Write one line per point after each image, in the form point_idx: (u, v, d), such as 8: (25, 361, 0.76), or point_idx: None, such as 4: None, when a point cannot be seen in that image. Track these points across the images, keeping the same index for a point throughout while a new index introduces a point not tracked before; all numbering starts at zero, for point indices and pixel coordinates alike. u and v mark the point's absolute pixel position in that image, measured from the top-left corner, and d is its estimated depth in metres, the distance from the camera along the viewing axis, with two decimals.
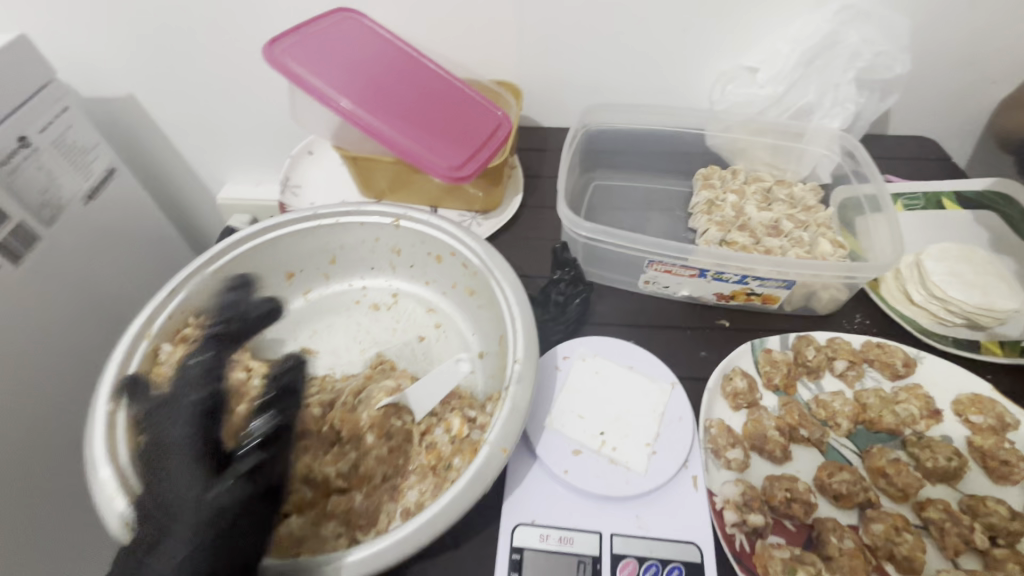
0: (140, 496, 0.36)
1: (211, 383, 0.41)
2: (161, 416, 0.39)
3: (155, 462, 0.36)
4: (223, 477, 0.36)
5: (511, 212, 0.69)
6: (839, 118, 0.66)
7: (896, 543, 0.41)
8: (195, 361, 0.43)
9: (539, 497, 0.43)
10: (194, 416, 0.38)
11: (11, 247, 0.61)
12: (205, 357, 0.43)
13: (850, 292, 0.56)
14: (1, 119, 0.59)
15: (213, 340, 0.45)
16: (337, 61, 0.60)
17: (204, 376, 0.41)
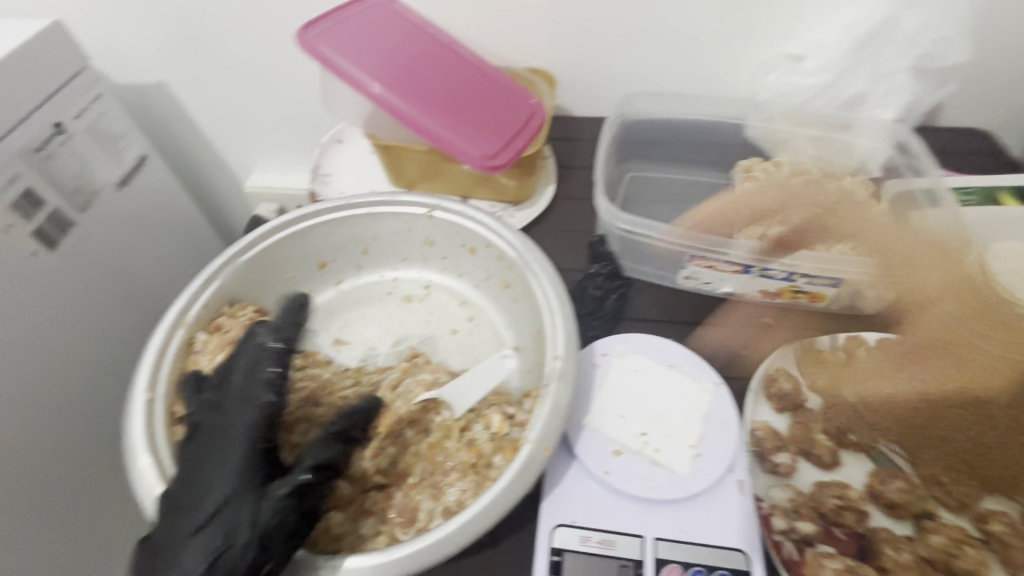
0: (196, 488, 0.38)
1: (274, 391, 0.43)
2: (234, 411, 0.42)
3: (219, 463, 0.40)
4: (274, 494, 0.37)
5: (544, 203, 0.67)
6: (892, 108, 0.64)
7: (956, 557, 0.39)
8: (265, 366, 0.44)
9: (580, 498, 0.42)
10: (258, 426, 0.40)
11: (48, 232, 0.61)
12: (274, 365, 0.44)
13: (903, 292, 0.53)
14: (37, 104, 0.59)
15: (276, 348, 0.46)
16: (371, 46, 0.59)
17: (268, 383, 0.43)
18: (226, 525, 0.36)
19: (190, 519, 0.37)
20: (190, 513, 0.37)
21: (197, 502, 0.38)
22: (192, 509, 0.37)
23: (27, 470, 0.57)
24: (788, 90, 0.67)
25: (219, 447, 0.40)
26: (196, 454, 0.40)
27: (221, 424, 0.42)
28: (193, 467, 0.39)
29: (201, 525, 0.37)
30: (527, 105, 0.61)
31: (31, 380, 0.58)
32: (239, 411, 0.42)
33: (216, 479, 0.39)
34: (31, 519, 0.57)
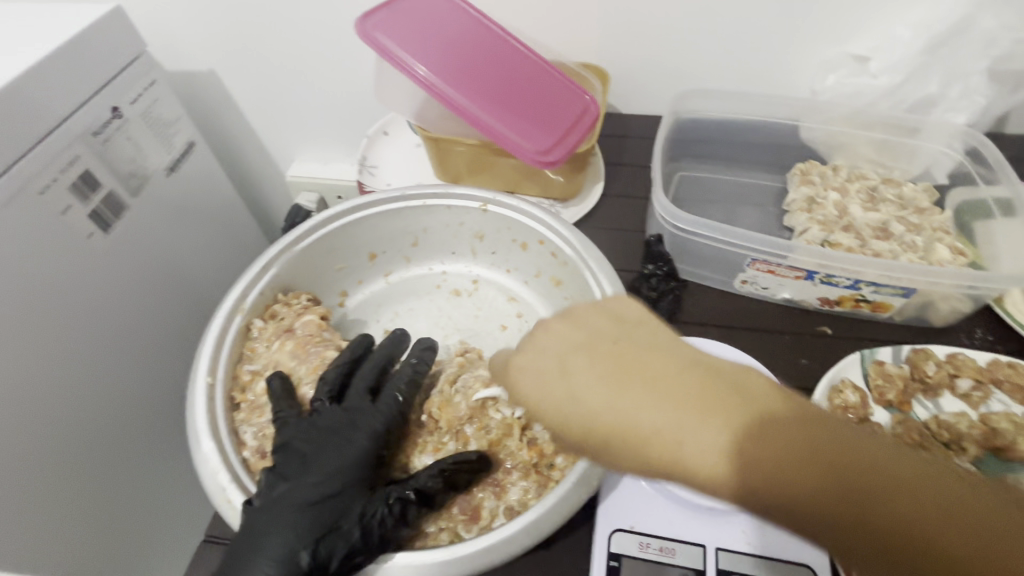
0: (300, 472, 0.40)
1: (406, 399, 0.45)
2: (358, 408, 0.44)
3: (339, 449, 0.42)
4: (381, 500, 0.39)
5: (592, 201, 0.66)
6: (966, 111, 0.61)
7: None
8: (403, 373, 0.47)
9: (639, 504, 0.41)
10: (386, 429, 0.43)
11: (102, 215, 0.62)
12: (413, 380, 0.46)
13: (974, 305, 0.51)
14: (97, 89, 0.60)
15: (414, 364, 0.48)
16: (427, 36, 0.59)
17: (405, 389, 0.45)
18: (335, 513, 0.39)
19: (296, 493, 0.39)
20: (296, 488, 0.39)
21: (307, 479, 0.40)
22: (299, 484, 0.40)
23: (86, 449, 0.59)
24: (851, 91, 0.64)
25: (339, 437, 0.42)
26: (313, 436, 0.42)
27: (346, 416, 0.43)
28: (308, 447, 0.41)
29: (308, 501, 0.39)
30: (580, 101, 0.60)
31: (89, 360, 0.59)
32: (365, 411, 0.44)
33: (328, 464, 0.41)
34: (89, 497, 0.59)
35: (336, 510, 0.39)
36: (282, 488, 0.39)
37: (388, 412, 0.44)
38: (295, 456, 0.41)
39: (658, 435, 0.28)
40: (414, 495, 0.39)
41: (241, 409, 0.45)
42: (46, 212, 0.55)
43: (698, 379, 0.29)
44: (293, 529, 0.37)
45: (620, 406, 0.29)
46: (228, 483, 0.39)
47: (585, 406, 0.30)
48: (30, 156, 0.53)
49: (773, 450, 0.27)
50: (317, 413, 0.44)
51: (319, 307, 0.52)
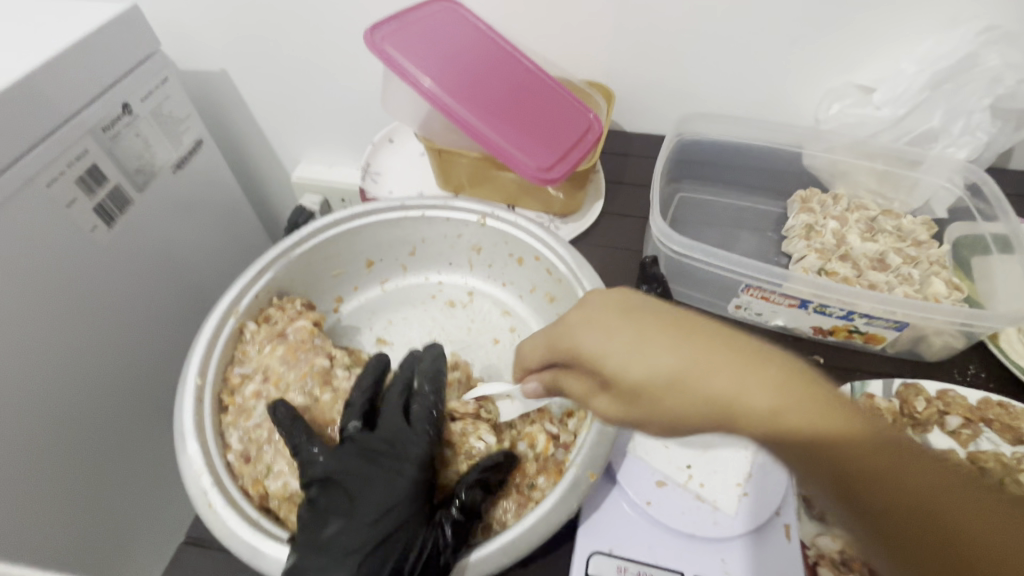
0: (347, 506, 0.39)
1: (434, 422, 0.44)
2: (394, 433, 0.43)
3: (381, 478, 0.40)
4: (434, 528, 0.38)
5: (591, 218, 0.66)
6: (967, 148, 0.62)
7: None
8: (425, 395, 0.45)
9: (619, 527, 0.41)
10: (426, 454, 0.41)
11: (106, 209, 0.62)
12: (434, 401, 0.45)
13: (967, 342, 0.51)
14: (109, 85, 0.61)
15: (433, 383, 0.46)
16: (434, 50, 0.59)
17: (431, 412, 0.44)
18: (394, 550, 0.37)
19: (349, 536, 0.37)
20: (348, 529, 0.37)
21: (358, 518, 0.38)
22: (351, 525, 0.38)
23: (76, 441, 0.59)
24: (855, 121, 0.65)
25: (382, 468, 0.40)
26: (353, 468, 0.40)
27: (383, 442, 0.42)
28: (354, 482, 0.40)
29: (363, 542, 0.37)
30: (584, 119, 0.61)
31: (84, 354, 0.59)
32: (403, 437, 0.42)
33: (377, 497, 0.39)
34: (76, 489, 0.59)
35: (396, 548, 0.37)
36: (333, 531, 0.37)
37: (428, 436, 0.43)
38: (340, 490, 0.39)
39: (718, 398, 0.30)
40: (461, 516, 0.39)
41: (228, 412, 0.45)
42: (51, 205, 0.55)
43: (747, 339, 0.31)
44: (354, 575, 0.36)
45: (671, 370, 0.30)
46: (209, 486, 0.39)
47: (635, 366, 0.31)
48: (38, 149, 0.53)
49: (820, 416, 0.29)
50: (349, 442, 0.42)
51: (312, 312, 0.52)
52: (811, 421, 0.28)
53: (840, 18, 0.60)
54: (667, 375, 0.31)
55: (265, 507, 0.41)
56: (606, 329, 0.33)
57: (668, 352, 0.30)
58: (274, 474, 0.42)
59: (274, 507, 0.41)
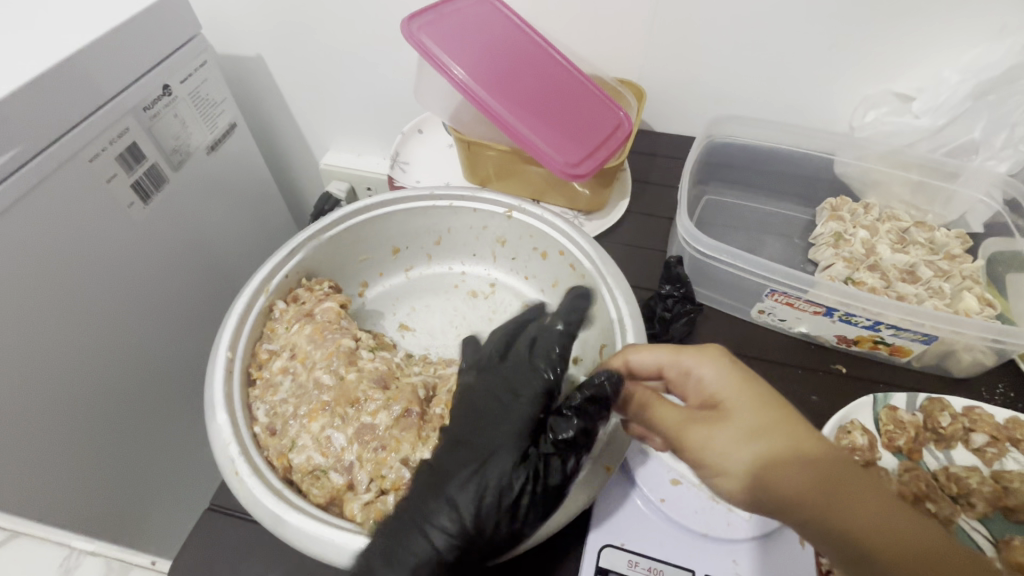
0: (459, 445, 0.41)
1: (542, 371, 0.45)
2: (529, 380, 0.44)
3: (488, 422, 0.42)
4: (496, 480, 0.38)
5: (616, 216, 0.66)
6: (1009, 161, 0.59)
7: None
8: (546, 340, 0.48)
9: (631, 521, 0.41)
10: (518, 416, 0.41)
11: (143, 186, 0.64)
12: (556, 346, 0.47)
13: (997, 360, 0.50)
14: (151, 67, 0.63)
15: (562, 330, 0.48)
16: (469, 42, 0.60)
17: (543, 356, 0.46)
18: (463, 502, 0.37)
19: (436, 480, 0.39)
20: (490, 456, 0.39)
21: (494, 448, 0.40)
22: (493, 449, 0.40)
23: (107, 408, 0.61)
24: (891, 129, 0.64)
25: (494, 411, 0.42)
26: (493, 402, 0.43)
27: (507, 386, 0.44)
28: (495, 416, 0.42)
29: (488, 465, 0.39)
30: (614, 116, 0.61)
31: (118, 324, 0.62)
32: (523, 382, 0.44)
33: (510, 435, 0.40)
34: (105, 454, 0.61)
35: (527, 479, 0.38)
36: (468, 451, 0.40)
37: (545, 385, 0.43)
38: (477, 418, 0.42)
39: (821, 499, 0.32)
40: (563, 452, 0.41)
41: (256, 386, 0.46)
42: (92, 179, 0.57)
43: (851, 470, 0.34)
44: (478, 494, 0.37)
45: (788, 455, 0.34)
46: (234, 455, 0.40)
47: (753, 427, 0.35)
48: (84, 125, 0.55)
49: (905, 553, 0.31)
50: (486, 381, 0.45)
51: (339, 295, 0.53)
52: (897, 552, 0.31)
53: (882, 24, 0.59)
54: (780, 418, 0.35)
55: (287, 479, 0.42)
56: (735, 374, 0.37)
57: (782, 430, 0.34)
58: (297, 447, 0.42)
59: (296, 479, 0.42)
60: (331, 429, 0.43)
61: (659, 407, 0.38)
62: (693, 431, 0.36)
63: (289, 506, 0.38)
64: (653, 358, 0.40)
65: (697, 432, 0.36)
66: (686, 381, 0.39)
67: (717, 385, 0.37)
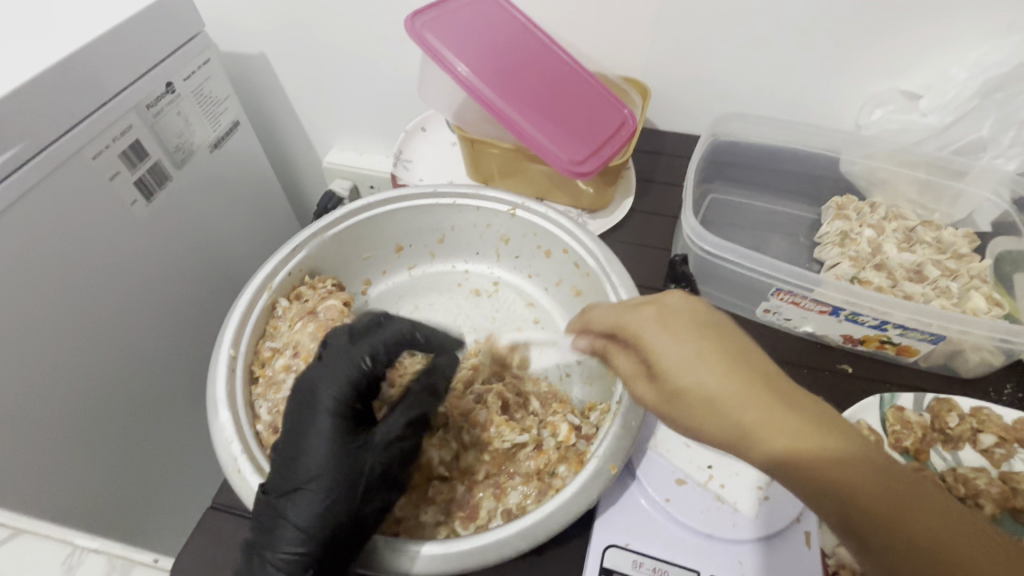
0: (286, 442, 0.39)
1: (349, 357, 0.42)
2: (337, 370, 0.41)
3: (310, 414, 0.40)
4: (318, 476, 0.37)
5: (620, 215, 0.66)
6: (1018, 159, 0.59)
7: None
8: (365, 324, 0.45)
9: (635, 521, 0.41)
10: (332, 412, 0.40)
11: (146, 183, 0.64)
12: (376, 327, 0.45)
13: (1005, 360, 0.49)
14: (155, 64, 0.63)
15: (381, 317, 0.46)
16: (473, 39, 0.59)
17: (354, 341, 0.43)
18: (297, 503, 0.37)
19: (278, 479, 0.38)
20: (299, 464, 0.38)
21: (305, 457, 0.38)
22: (300, 460, 0.38)
23: (109, 405, 0.61)
24: (898, 128, 0.63)
25: (310, 405, 0.40)
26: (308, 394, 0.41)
27: (306, 388, 0.41)
28: (303, 422, 0.40)
29: (310, 475, 0.37)
30: (618, 114, 0.60)
31: (121, 321, 0.62)
32: (320, 381, 0.41)
33: (321, 438, 0.38)
34: (107, 451, 0.61)
35: (353, 477, 0.38)
36: (286, 459, 0.38)
37: (355, 378, 0.41)
38: (289, 428, 0.40)
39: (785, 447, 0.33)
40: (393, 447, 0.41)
41: (258, 384, 0.46)
42: (96, 177, 0.57)
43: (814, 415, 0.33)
44: (314, 503, 0.37)
45: (741, 412, 0.33)
46: (238, 452, 0.40)
47: (698, 384, 0.34)
48: (87, 122, 0.55)
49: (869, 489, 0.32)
50: (301, 377, 0.42)
51: (342, 293, 0.53)
52: (863, 487, 0.32)
53: (889, 21, 0.59)
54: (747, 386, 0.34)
55: None
56: (673, 331, 0.36)
57: (729, 382, 0.34)
58: None
59: None
60: None
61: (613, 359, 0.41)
62: (639, 386, 0.39)
63: None
64: (605, 319, 0.41)
65: (642, 389, 0.38)
66: (634, 342, 0.39)
67: (660, 350, 0.36)
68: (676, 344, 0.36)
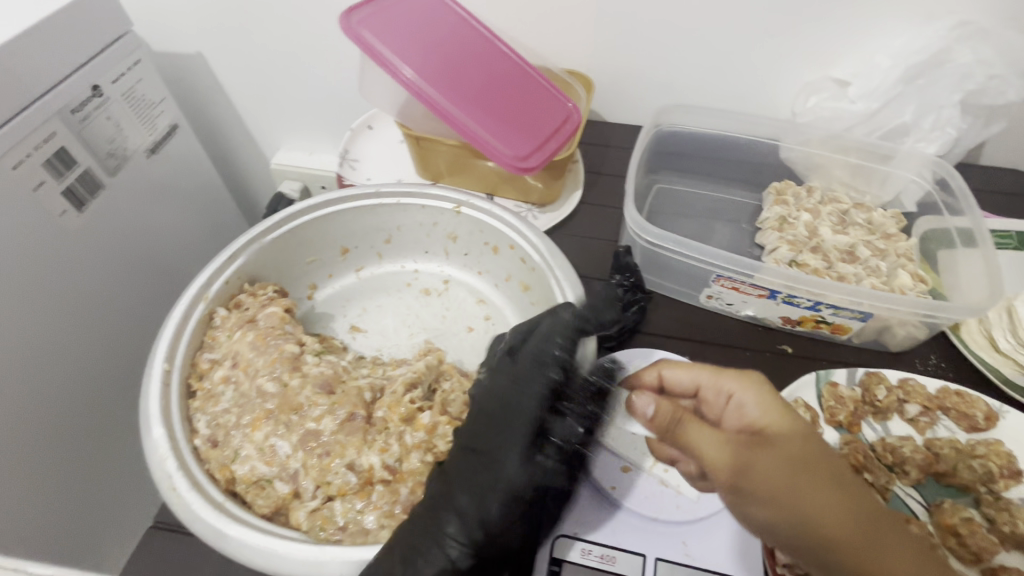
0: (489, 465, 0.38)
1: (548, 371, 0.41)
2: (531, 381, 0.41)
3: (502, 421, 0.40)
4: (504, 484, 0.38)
5: (569, 208, 0.66)
6: (937, 142, 0.63)
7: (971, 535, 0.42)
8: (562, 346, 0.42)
9: (583, 510, 0.42)
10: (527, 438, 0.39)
11: (77, 193, 0.61)
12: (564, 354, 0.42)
13: (929, 333, 0.52)
14: (77, 66, 0.59)
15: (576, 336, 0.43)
16: (413, 35, 0.59)
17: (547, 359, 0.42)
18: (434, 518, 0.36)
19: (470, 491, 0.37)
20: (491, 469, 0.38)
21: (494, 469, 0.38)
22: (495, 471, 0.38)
23: (44, 426, 0.58)
24: (830, 115, 0.65)
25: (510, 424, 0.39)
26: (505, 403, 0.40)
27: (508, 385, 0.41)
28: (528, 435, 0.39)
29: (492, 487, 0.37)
30: (562, 108, 0.61)
31: (56, 339, 0.59)
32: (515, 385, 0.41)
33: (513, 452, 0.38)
34: (45, 476, 0.58)
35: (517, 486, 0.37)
36: (484, 458, 0.38)
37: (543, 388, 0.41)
38: (482, 420, 0.40)
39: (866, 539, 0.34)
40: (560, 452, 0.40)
41: (196, 398, 0.45)
42: (18, 188, 0.54)
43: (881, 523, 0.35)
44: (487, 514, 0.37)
45: (835, 502, 0.35)
46: (173, 472, 0.38)
47: (800, 462, 0.36)
48: (2, 130, 0.52)
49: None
50: (523, 361, 0.42)
51: (284, 299, 0.52)
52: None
53: (819, 13, 0.61)
54: (807, 457, 0.36)
55: (231, 492, 0.40)
56: (770, 402, 0.38)
57: (827, 471, 0.36)
58: (241, 458, 0.41)
59: (240, 491, 0.40)
60: (274, 437, 0.42)
61: (688, 428, 0.37)
62: (725, 450, 0.36)
63: (224, 518, 0.37)
64: (690, 377, 0.41)
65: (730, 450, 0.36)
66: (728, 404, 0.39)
67: (755, 412, 0.38)
68: (774, 412, 0.38)
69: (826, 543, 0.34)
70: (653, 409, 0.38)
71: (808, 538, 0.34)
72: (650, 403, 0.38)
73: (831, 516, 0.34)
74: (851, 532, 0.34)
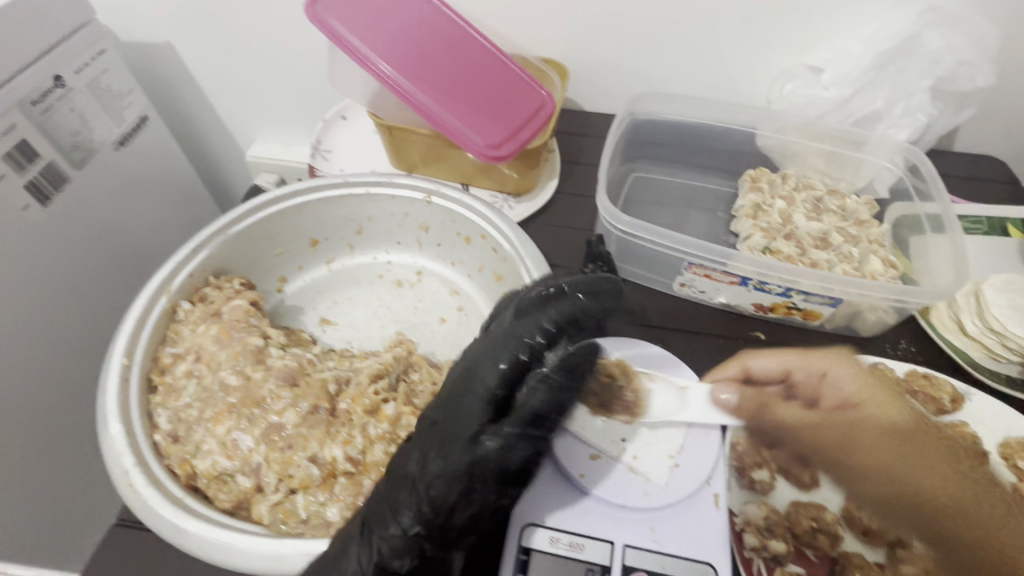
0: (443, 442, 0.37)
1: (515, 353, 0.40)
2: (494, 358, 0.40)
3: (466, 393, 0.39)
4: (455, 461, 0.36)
5: (545, 197, 0.66)
6: (908, 128, 0.63)
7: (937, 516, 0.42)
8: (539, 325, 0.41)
9: (552, 499, 0.41)
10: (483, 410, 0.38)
11: (40, 186, 0.59)
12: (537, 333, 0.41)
13: (897, 317, 0.53)
14: (37, 56, 0.58)
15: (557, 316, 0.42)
16: (383, 22, 0.58)
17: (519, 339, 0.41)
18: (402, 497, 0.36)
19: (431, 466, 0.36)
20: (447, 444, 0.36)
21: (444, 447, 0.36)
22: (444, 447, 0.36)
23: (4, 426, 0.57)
24: (804, 102, 0.65)
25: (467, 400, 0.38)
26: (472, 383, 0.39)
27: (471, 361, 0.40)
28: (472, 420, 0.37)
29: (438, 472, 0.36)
30: (536, 96, 0.60)
31: (17, 336, 0.57)
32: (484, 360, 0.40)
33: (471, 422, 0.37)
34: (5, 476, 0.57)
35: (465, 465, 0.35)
36: (444, 442, 0.37)
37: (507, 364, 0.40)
38: (449, 398, 0.39)
39: (945, 487, 0.43)
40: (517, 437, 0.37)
41: (157, 392, 0.44)
42: None
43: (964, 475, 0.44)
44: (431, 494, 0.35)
45: (921, 462, 0.44)
46: (132, 467, 0.38)
47: (886, 427, 0.45)
48: None
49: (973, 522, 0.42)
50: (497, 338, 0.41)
51: (250, 291, 0.51)
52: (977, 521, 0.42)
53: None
54: (917, 429, 0.46)
55: (192, 487, 0.40)
56: (878, 386, 0.48)
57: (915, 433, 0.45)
58: (202, 453, 0.41)
59: (201, 486, 0.40)
60: (237, 431, 0.41)
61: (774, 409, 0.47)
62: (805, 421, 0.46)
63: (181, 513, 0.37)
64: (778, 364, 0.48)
65: (837, 431, 0.46)
66: (824, 381, 0.48)
67: (852, 388, 0.47)
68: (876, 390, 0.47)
69: (904, 493, 0.44)
70: (737, 396, 0.46)
71: (893, 491, 0.44)
72: (733, 394, 0.46)
73: (910, 468, 0.44)
74: (957, 494, 0.43)
